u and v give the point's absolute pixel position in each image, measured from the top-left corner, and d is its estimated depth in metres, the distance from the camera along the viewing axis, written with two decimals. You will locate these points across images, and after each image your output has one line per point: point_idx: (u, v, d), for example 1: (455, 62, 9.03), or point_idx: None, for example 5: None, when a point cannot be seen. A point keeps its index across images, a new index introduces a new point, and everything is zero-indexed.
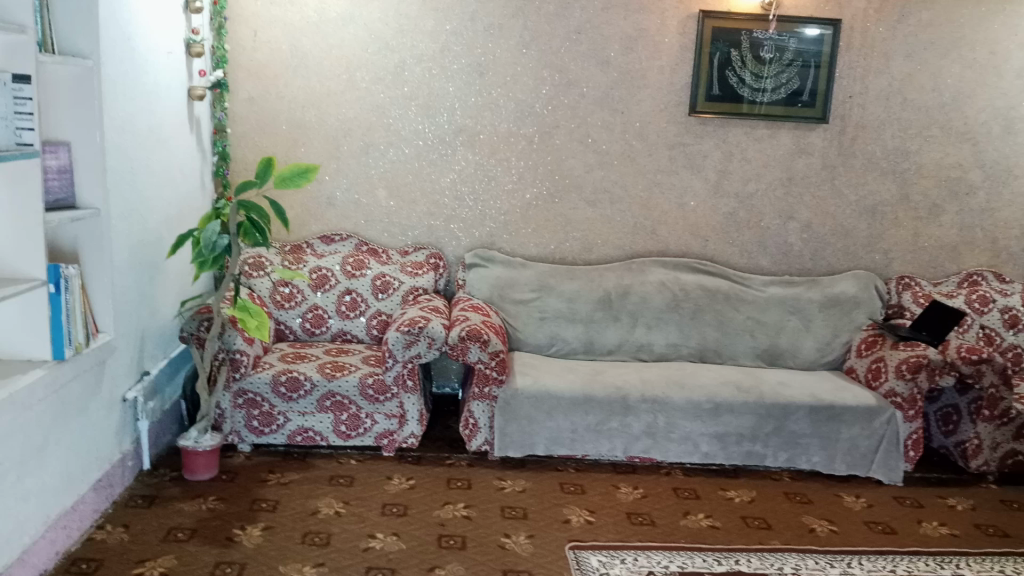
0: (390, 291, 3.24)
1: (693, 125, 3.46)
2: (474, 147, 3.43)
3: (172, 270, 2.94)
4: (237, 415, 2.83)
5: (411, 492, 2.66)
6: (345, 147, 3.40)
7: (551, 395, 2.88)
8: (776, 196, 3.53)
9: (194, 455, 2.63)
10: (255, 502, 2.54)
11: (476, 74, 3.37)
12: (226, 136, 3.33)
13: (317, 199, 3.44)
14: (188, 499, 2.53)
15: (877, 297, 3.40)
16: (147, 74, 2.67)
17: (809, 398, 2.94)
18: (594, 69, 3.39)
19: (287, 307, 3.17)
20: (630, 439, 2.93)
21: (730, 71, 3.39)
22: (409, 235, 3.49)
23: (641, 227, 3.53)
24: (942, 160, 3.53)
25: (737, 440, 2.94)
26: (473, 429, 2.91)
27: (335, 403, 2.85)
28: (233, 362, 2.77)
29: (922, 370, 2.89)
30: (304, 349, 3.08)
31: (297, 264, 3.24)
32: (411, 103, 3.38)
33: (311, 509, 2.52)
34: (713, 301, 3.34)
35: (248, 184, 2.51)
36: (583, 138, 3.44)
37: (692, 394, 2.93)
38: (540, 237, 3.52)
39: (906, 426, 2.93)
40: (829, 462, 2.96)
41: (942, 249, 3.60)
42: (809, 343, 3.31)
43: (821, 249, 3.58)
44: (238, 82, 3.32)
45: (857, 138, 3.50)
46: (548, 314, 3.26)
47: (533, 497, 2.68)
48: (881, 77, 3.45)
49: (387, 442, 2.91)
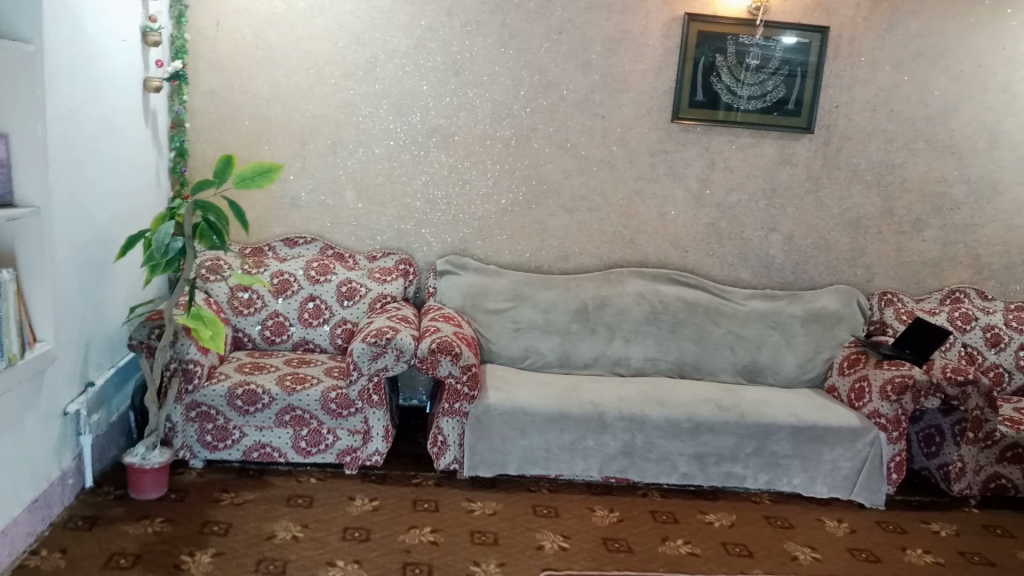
0: (356, 298, 3.08)
1: (675, 132, 3.34)
2: (448, 148, 3.27)
3: (123, 272, 2.75)
4: (189, 429, 2.66)
5: (375, 515, 2.50)
6: (311, 145, 3.23)
7: (525, 412, 2.73)
8: (758, 207, 3.43)
9: (140, 473, 2.44)
10: (206, 525, 2.36)
11: (451, 72, 3.21)
12: (184, 131, 3.13)
13: (280, 199, 3.26)
14: (133, 520, 2.35)
15: (859, 312, 3.31)
16: (99, 62, 2.49)
17: (792, 418, 2.83)
18: (574, 70, 3.25)
19: (245, 314, 2.99)
20: (606, 458, 2.79)
21: (714, 77, 3.29)
22: (378, 239, 3.33)
23: (619, 236, 3.41)
24: (927, 174, 3.46)
25: (717, 460, 2.83)
26: (442, 446, 2.76)
27: (294, 418, 2.69)
28: (186, 373, 2.58)
29: (908, 391, 2.80)
30: (263, 358, 2.91)
31: (257, 268, 3.06)
32: (382, 100, 3.21)
33: (267, 533, 2.35)
34: (692, 314, 3.23)
35: (206, 184, 2.35)
36: (562, 142, 3.31)
37: (672, 412, 2.80)
38: (515, 244, 3.38)
39: (890, 448, 2.83)
40: (810, 484, 2.86)
41: (925, 265, 3.53)
42: (790, 359, 3.21)
43: (803, 263, 3.49)
44: (198, 74, 3.13)
45: (842, 149, 3.41)
46: (522, 326, 3.13)
47: (504, 520, 2.54)
48: (868, 87, 3.36)
49: (350, 459, 2.75)
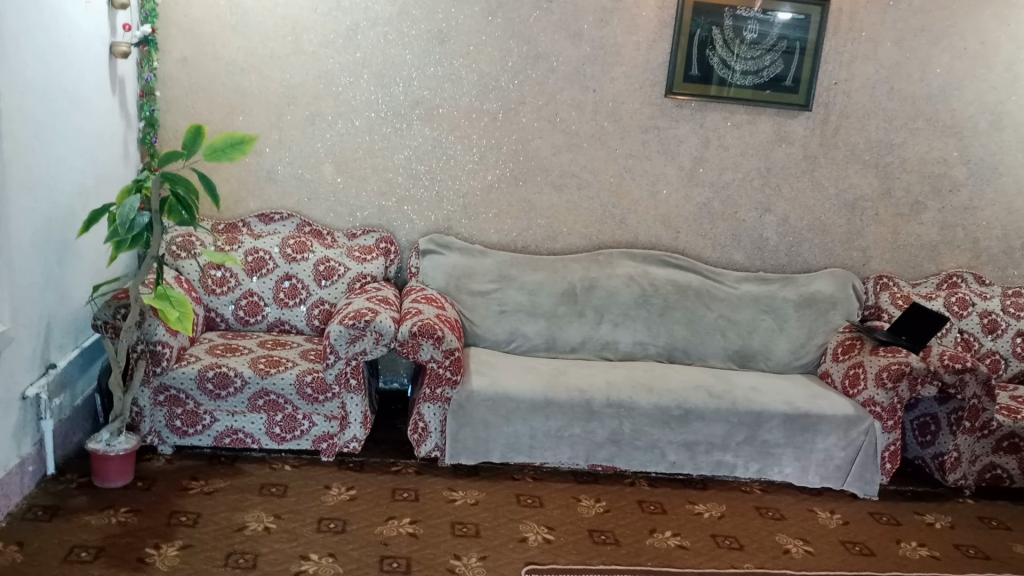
0: (334, 277, 2.96)
1: (669, 108, 3.22)
2: (431, 121, 3.14)
3: (88, 248, 2.60)
4: (157, 413, 2.55)
5: (351, 505, 2.40)
6: (288, 116, 3.08)
7: (509, 398, 2.63)
8: (753, 186, 3.32)
9: (105, 460, 2.33)
10: (173, 516, 2.25)
11: (436, 41, 3.07)
12: (155, 100, 2.98)
13: (255, 172, 3.12)
14: (96, 510, 2.23)
15: (853, 297, 3.22)
16: (59, 26, 2.33)
17: (784, 406, 2.75)
18: (565, 42, 3.12)
19: (218, 293, 2.87)
20: (593, 446, 2.69)
21: (710, 50, 3.16)
22: (358, 216, 3.20)
23: (609, 215, 3.30)
24: (926, 154, 3.35)
25: (707, 449, 2.74)
26: (423, 433, 2.65)
27: (268, 403, 2.57)
28: (153, 355, 2.45)
29: (905, 378, 2.70)
30: (237, 340, 2.79)
31: (230, 245, 2.93)
32: (363, 70, 3.07)
33: (237, 524, 2.24)
34: (683, 298, 3.12)
35: (175, 155, 2.23)
36: (551, 116, 3.18)
37: (661, 399, 2.70)
38: (502, 223, 3.25)
39: (885, 437, 2.75)
40: (802, 474, 2.78)
41: (922, 248, 3.44)
42: (783, 345, 3.12)
43: (797, 245, 3.39)
44: (169, 40, 2.97)
45: (840, 128, 3.30)
46: (507, 308, 3.02)
47: (486, 511, 2.44)
48: (868, 64, 3.25)
49: (327, 446, 2.65)
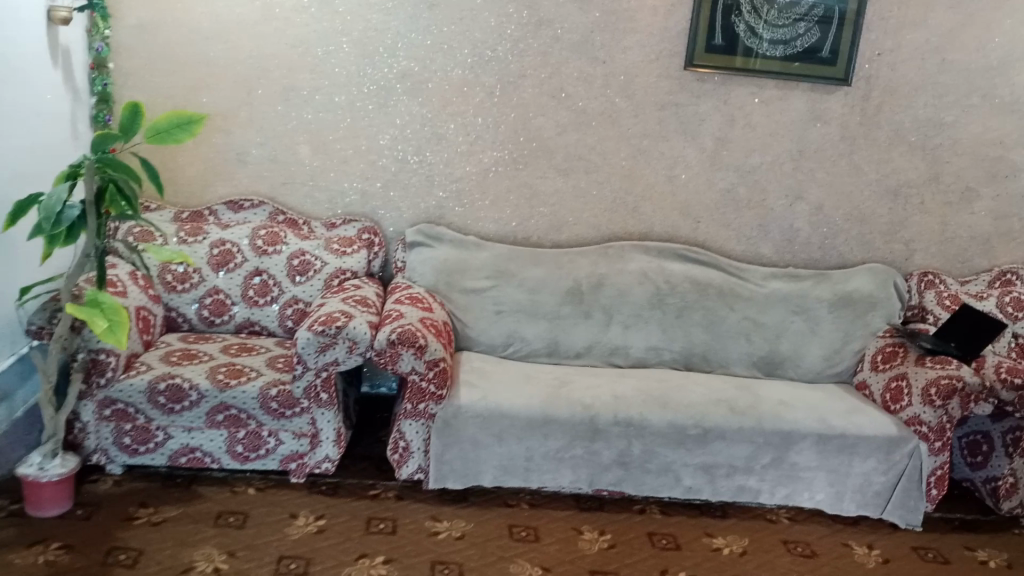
0: (310, 273, 2.65)
1: (689, 81, 2.85)
2: (419, 96, 2.79)
3: (22, 242, 2.30)
4: (104, 429, 2.26)
5: (318, 539, 2.09)
6: (260, 91, 2.75)
7: (501, 415, 2.30)
8: (783, 171, 2.95)
9: (37, 487, 2.03)
10: (111, 553, 1.96)
11: (424, 5, 2.71)
12: (108, 73, 2.66)
13: (223, 154, 2.80)
14: (22, 547, 1.94)
15: (896, 296, 2.85)
16: None
17: (816, 424, 2.40)
18: (571, 5, 2.75)
19: (179, 290, 2.58)
20: (597, 469, 2.37)
21: (736, 16, 2.79)
22: (340, 204, 2.88)
23: (621, 203, 2.95)
24: (982, 135, 2.97)
25: (728, 472, 2.41)
26: (404, 453, 2.35)
27: (229, 418, 2.27)
28: (96, 365, 2.18)
29: (956, 395, 2.35)
30: (198, 344, 2.48)
31: (194, 236, 2.62)
32: (343, 39, 2.72)
33: (183, 565, 1.94)
34: (703, 298, 2.78)
35: (109, 137, 1.89)
36: (555, 92, 2.82)
37: (676, 416, 2.37)
38: (501, 211, 2.92)
39: (931, 460, 2.41)
40: (835, 501, 2.45)
41: (973, 241, 3.07)
42: (813, 351, 2.78)
43: (832, 237, 3.03)
44: (123, 4, 2.64)
45: (884, 105, 2.92)
46: (504, 308, 2.70)
47: (473, 547, 2.13)
48: (918, 31, 2.85)
49: (295, 467, 2.35)
